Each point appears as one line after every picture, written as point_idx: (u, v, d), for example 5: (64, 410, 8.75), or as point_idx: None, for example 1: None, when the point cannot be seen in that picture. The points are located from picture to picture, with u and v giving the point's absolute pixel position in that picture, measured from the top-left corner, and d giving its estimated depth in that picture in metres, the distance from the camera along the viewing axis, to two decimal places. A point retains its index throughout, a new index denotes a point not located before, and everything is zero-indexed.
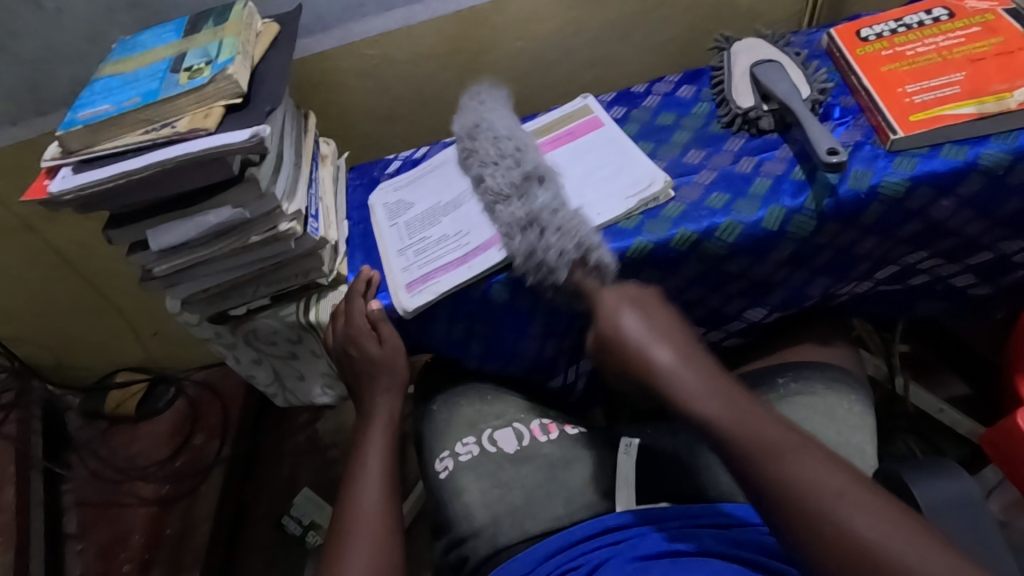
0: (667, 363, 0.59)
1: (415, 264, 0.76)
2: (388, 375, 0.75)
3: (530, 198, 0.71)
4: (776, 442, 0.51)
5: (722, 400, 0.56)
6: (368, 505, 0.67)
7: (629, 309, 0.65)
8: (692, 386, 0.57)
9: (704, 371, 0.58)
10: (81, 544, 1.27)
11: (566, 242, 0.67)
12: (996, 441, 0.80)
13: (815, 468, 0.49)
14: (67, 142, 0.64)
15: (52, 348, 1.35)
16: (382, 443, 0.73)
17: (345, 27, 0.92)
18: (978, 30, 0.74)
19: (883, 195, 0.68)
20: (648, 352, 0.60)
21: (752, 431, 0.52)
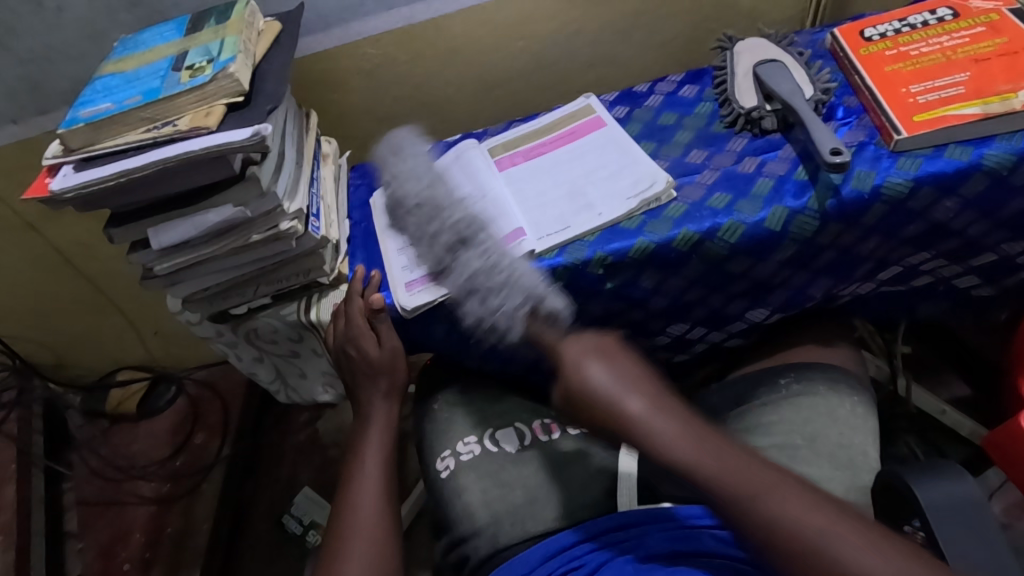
0: (635, 411, 0.58)
1: (440, 235, 0.73)
2: (387, 376, 0.75)
3: (456, 273, 0.70)
4: (752, 482, 0.51)
5: (689, 439, 0.55)
6: (364, 506, 0.67)
7: (593, 358, 0.63)
8: (667, 432, 0.56)
9: (662, 414, 0.57)
10: (81, 542, 1.27)
11: (514, 299, 0.68)
12: (999, 443, 0.79)
13: (787, 500, 0.49)
14: (68, 140, 0.64)
15: (53, 347, 1.35)
16: (379, 445, 0.73)
17: (347, 26, 0.92)
18: (983, 30, 0.74)
19: (887, 196, 0.68)
20: (619, 401, 0.59)
21: (727, 474, 0.52)
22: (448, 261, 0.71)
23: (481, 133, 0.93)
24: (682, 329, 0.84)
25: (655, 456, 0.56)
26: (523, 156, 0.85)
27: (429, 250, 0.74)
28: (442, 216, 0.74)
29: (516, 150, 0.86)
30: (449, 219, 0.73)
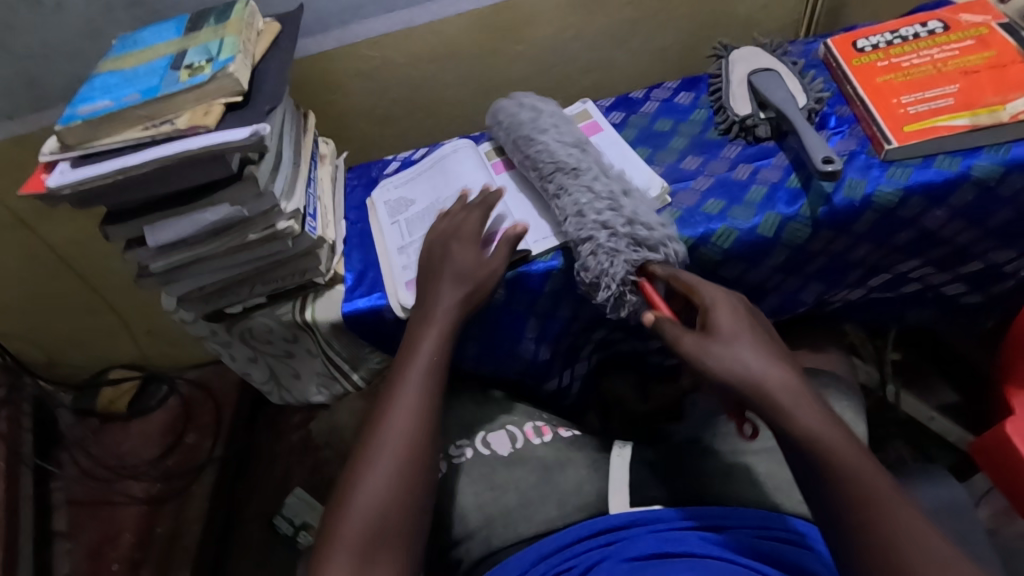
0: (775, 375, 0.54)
1: (600, 206, 0.69)
2: (439, 322, 0.68)
3: (579, 230, 0.68)
4: (872, 486, 0.49)
5: (824, 424, 0.52)
6: (382, 483, 0.59)
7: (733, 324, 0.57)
8: (806, 415, 0.52)
9: (810, 400, 0.53)
10: (71, 542, 1.26)
11: (637, 248, 0.66)
12: (986, 449, 0.80)
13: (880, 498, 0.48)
14: (65, 137, 0.64)
15: (44, 345, 1.34)
16: (417, 408, 0.63)
17: (346, 28, 0.92)
18: (972, 43, 0.75)
19: (877, 205, 0.69)
20: (762, 372, 0.54)
21: (855, 468, 0.50)
22: (626, 200, 0.69)
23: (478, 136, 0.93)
24: None
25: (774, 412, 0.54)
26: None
27: (601, 188, 0.70)
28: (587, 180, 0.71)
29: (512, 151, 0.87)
30: (605, 187, 0.71)
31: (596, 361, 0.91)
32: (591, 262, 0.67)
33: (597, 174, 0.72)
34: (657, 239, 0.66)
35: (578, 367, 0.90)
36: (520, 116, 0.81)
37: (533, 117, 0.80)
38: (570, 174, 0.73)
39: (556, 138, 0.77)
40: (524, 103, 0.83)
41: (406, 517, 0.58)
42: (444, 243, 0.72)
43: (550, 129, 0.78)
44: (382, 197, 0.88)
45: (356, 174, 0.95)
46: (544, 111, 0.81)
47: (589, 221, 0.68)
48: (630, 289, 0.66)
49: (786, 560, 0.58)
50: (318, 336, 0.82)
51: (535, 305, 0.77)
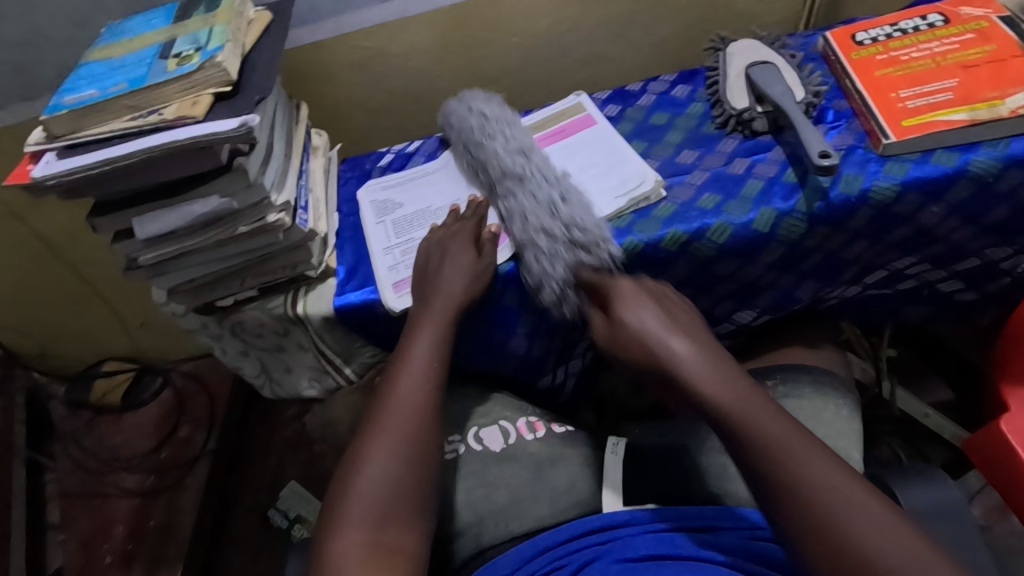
0: (726, 405, 0.54)
1: (535, 206, 0.72)
2: (444, 308, 0.68)
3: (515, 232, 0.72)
4: (783, 440, 0.51)
5: (723, 385, 0.56)
6: (387, 463, 0.58)
7: (642, 304, 0.63)
8: (700, 372, 0.57)
9: (713, 356, 0.58)
10: (64, 534, 1.26)
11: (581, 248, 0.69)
12: (979, 447, 0.80)
13: (854, 523, 0.46)
14: (51, 126, 0.63)
15: (36, 337, 1.33)
16: (421, 392, 0.63)
17: (339, 18, 0.91)
18: (972, 37, 0.74)
19: (874, 200, 0.68)
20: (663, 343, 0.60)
21: (767, 428, 0.52)
22: (563, 206, 0.71)
23: None
24: None
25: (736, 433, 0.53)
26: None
27: (542, 196, 0.72)
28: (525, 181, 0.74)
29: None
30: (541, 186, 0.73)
31: (592, 358, 0.91)
32: (535, 266, 0.70)
33: (541, 178, 0.73)
34: (590, 241, 0.69)
35: (572, 365, 0.90)
36: (472, 121, 0.82)
37: (480, 123, 0.80)
38: (507, 173, 0.75)
39: (501, 143, 0.78)
40: (473, 109, 0.83)
41: (413, 496, 0.58)
42: (440, 248, 0.73)
43: (498, 134, 0.79)
44: (372, 192, 0.88)
45: (349, 166, 0.94)
46: (492, 116, 0.81)
47: (530, 227, 0.70)
48: (571, 290, 0.71)
49: (778, 563, 0.58)
50: (310, 330, 0.81)
51: (528, 301, 0.77)
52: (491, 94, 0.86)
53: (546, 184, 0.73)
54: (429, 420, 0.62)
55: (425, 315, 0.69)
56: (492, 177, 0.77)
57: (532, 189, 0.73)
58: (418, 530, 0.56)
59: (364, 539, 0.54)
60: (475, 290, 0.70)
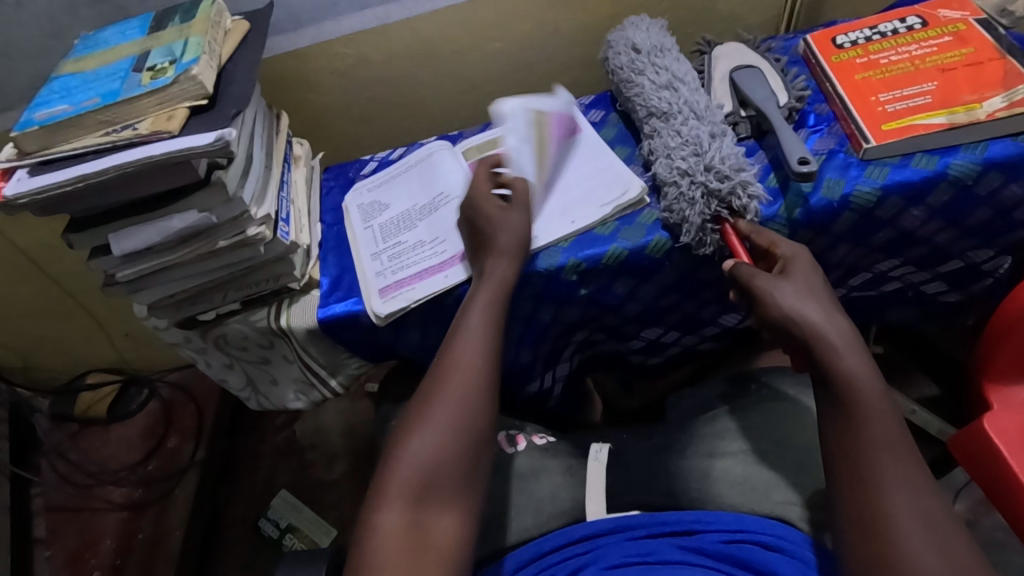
0: (855, 373, 0.54)
1: (687, 127, 0.74)
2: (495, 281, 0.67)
3: (664, 144, 0.74)
4: (867, 442, 0.51)
5: (855, 351, 0.55)
6: (437, 436, 0.57)
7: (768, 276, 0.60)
8: (836, 338, 0.55)
9: (835, 314, 0.57)
10: (50, 549, 1.25)
11: (693, 198, 0.68)
12: (964, 445, 0.80)
13: (910, 519, 0.48)
14: (22, 143, 0.62)
15: (19, 349, 1.31)
16: (474, 365, 0.61)
17: (320, 25, 0.90)
18: (950, 40, 0.75)
19: (855, 205, 0.69)
20: (803, 310, 0.57)
21: (877, 430, 0.52)
22: (734, 157, 0.70)
23: (456, 135, 0.92)
24: (657, 333, 0.86)
25: (840, 386, 0.54)
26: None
27: (687, 134, 0.73)
28: (674, 115, 0.76)
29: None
30: (683, 123, 0.74)
31: (578, 362, 0.93)
32: (671, 210, 0.70)
33: (688, 116, 0.75)
34: (729, 188, 0.68)
35: (559, 370, 0.91)
36: (623, 65, 0.82)
37: (623, 81, 0.82)
38: (645, 87, 0.79)
39: (645, 95, 0.79)
40: (628, 44, 0.83)
41: (459, 478, 0.56)
42: (473, 215, 0.70)
43: (647, 68, 0.81)
44: (359, 196, 0.88)
45: (333, 174, 0.93)
46: (646, 50, 0.82)
47: (672, 166, 0.71)
48: (710, 232, 0.70)
49: (760, 559, 0.56)
50: (294, 342, 0.80)
51: (514, 311, 0.76)
52: (652, 19, 0.87)
53: (679, 139, 0.73)
54: (475, 392, 0.59)
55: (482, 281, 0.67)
56: (638, 116, 0.80)
57: (665, 136, 0.75)
58: (462, 512, 0.55)
59: (400, 524, 0.53)
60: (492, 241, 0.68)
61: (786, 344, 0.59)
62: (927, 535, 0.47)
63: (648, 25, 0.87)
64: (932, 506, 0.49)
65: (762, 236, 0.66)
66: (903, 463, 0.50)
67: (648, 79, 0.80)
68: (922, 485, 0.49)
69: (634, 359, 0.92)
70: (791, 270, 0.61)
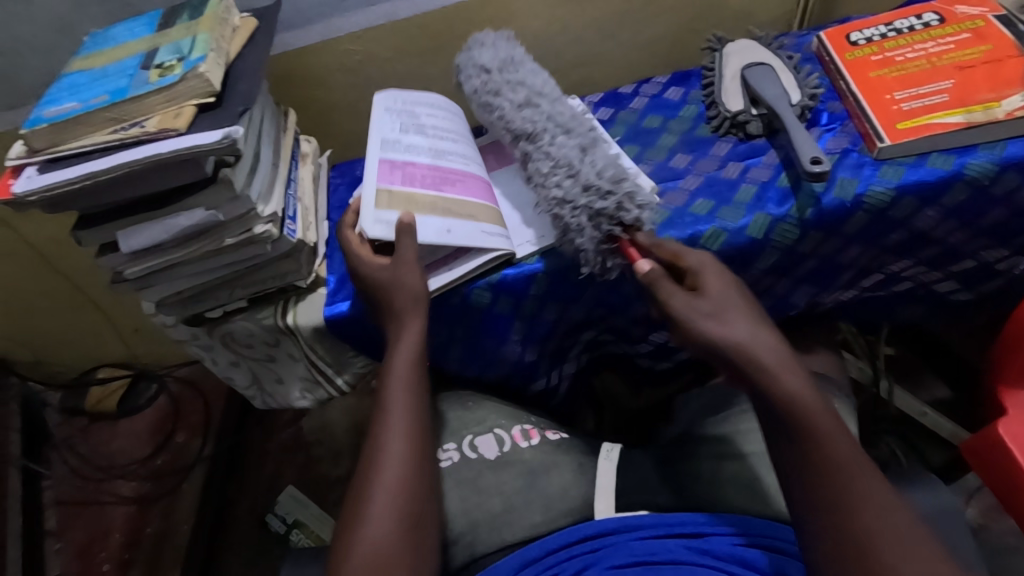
0: (796, 394, 0.53)
1: (546, 149, 0.69)
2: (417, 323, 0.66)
3: (542, 167, 0.69)
4: (832, 461, 0.50)
5: (797, 375, 0.54)
6: (386, 513, 0.57)
7: (695, 295, 0.58)
8: (773, 361, 0.54)
9: (774, 337, 0.56)
10: (60, 542, 1.26)
11: (583, 224, 0.64)
12: (978, 451, 0.79)
13: (885, 535, 0.48)
14: (31, 141, 0.62)
15: (30, 344, 1.32)
16: (410, 434, 0.62)
17: (327, 22, 0.89)
18: (968, 37, 0.73)
19: (868, 205, 0.67)
20: (739, 334, 0.55)
21: (835, 446, 0.51)
22: (620, 161, 0.68)
23: None
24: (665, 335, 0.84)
25: (785, 409, 0.53)
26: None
27: (556, 154, 0.68)
28: (537, 134, 0.71)
29: None
30: (548, 143, 0.70)
31: (585, 361, 0.92)
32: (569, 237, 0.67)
33: (554, 135, 0.70)
34: (613, 205, 0.63)
35: (566, 367, 0.90)
36: (474, 88, 0.77)
37: (483, 104, 0.77)
38: (495, 108, 0.75)
39: (506, 112, 0.74)
40: (475, 64, 0.78)
41: (409, 554, 0.56)
42: (371, 267, 0.66)
43: (503, 88, 0.75)
44: None
45: (340, 172, 0.93)
46: (495, 69, 0.77)
47: (550, 194, 0.67)
48: (609, 254, 0.66)
49: (771, 567, 0.56)
50: (301, 340, 0.80)
51: (520, 309, 0.76)
52: None
53: (552, 160, 0.68)
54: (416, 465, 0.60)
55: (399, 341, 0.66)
56: (506, 142, 0.75)
57: (548, 152, 0.69)
58: None
59: None
60: (396, 300, 0.66)
61: (721, 367, 0.58)
62: (904, 548, 0.47)
63: (494, 39, 0.81)
64: (900, 518, 0.49)
65: (664, 248, 0.63)
66: (866, 475, 0.50)
67: (506, 96, 0.74)
68: (883, 490, 0.50)
69: (642, 361, 0.91)
70: (711, 287, 0.59)
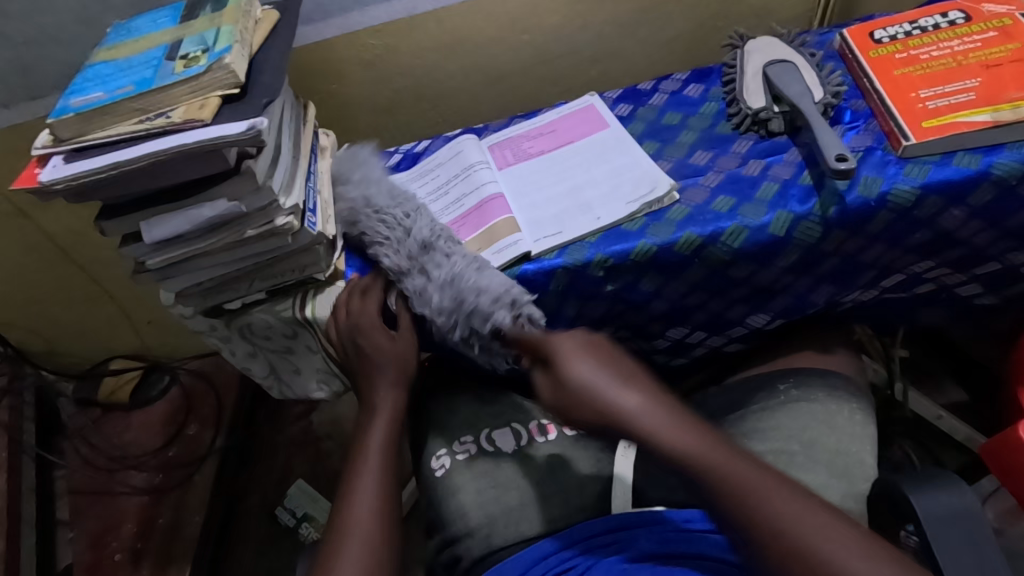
0: (658, 432, 0.55)
1: (411, 250, 0.73)
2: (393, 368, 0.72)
3: (416, 273, 0.73)
4: (742, 477, 0.50)
5: (652, 415, 0.56)
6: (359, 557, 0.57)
7: (577, 358, 0.62)
8: (633, 406, 0.57)
9: (586, 387, 0.59)
10: (73, 531, 1.27)
11: (476, 317, 0.69)
12: (996, 453, 0.78)
13: (823, 540, 0.46)
14: (58, 130, 0.62)
15: (45, 334, 1.33)
16: (382, 483, 0.64)
17: (347, 15, 0.89)
18: (994, 35, 0.73)
19: (893, 204, 0.67)
20: (611, 398, 0.58)
21: (715, 460, 0.52)
22: (465, 272, 0.69)
23: (482, 128, 0.92)
24: (682, 333, 0.84)
25: (662, 453, 0.54)
26: (534, 138, 0.86)
27: (420, 260, 0.73)
28: (409, 231, 0.75)
29: (537, 135, 0.86)
30: (418, 237, 0.74)
31: None
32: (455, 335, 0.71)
33: (415, 235, 0.74)
34: (480, 309, 0.68)
35: None
36: (347, 186, 0.81)
37: (348, 205, 0.80)
38: (373, 205, 0.78)
39: (385, 213, 0.77)
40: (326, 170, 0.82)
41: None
42: (353, 328, 0.73)
43: (355, 194, 0.80)
44: None
45: None
46: (351, 178, 0.82)
47: (429, 299, 0.71)
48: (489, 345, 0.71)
49: None
50: (319, 332, 0.80)
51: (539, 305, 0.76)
52: None
53: (419, 266, 0.73)
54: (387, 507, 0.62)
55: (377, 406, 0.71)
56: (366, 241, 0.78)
57: (417, 262, 0.73)
58: None
59: None
60: (382, 367, 0.72)
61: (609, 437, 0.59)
62: (849, 547, 0.45)
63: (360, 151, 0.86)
64: (817, 515, 0.48)
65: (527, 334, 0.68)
66: (774, 480, 0.50)
67: (375, 198, 0.79)
68: (801, 494, 0.49)
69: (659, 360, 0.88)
70: (584, 347, 0.63)
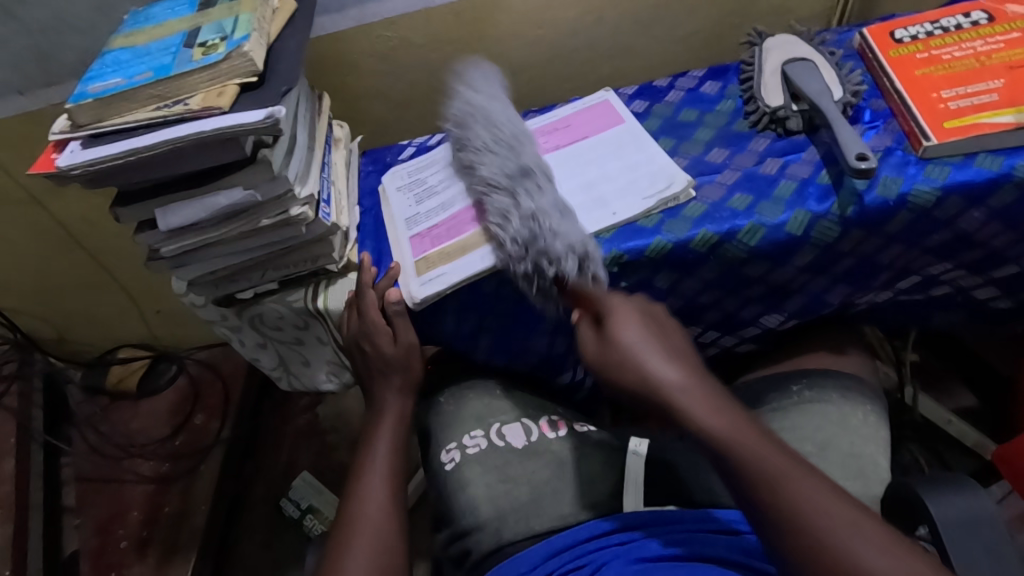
0: (711, 420, 0.51)
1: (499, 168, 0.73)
2: (399, 374, 0.73)
3: (504, 190, 0.71)
4: (777, 468, 0.48)
5: (709, 404, 0.52)
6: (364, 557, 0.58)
7: (625, 323, 0.58)
8: (680, 381, 0.53)
9: (636, 358, 0.55)
10: (79, 518, 1.27)
11: (566, 242, 0.65)
12: (1011, 459, 0.77)
13: (862, 548, 0.44)
14: (76, 115, 0.62)
15: (55, 321, 1.34)
16: (386, 487, 0.65)
17: (362, 7, 0.89)
18: (1018, 36, 0.72)
19: (913, 204, 0.66)
20: (654, 367, 0.54)
21: (762, 456, 0.49)
22: (551, 213, 0.68)
23: None
24: (695, 332, 0.83)
25: (707, 440, 0.51)
26: (548, 133, 0.86)
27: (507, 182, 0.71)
28: (519, 149, 0.75)
29: (551, 130, 0.86)
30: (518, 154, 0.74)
31: None
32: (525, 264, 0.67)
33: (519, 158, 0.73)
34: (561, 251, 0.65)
35: None
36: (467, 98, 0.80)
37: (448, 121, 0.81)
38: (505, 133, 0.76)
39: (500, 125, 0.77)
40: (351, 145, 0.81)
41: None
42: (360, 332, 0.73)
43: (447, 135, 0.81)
44: (397, 180, 0.87)
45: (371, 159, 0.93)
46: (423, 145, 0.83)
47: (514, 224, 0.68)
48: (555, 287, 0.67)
49: None
50: (330, 324, 0.80)
51: None
52: None
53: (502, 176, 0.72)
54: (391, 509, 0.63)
55: (379, 419, 0.72)
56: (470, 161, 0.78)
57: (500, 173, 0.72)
58: None
59: None
60: (389, 371, 0.73)
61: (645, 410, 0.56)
62: (883, 554, 0.44)
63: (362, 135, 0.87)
64: (849, 512, 0.46)
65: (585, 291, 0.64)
66: (807, 478, 0.48)
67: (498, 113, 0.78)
68: (833, 494, 0.48)
69: None
70: (631, 315, 0.59)
